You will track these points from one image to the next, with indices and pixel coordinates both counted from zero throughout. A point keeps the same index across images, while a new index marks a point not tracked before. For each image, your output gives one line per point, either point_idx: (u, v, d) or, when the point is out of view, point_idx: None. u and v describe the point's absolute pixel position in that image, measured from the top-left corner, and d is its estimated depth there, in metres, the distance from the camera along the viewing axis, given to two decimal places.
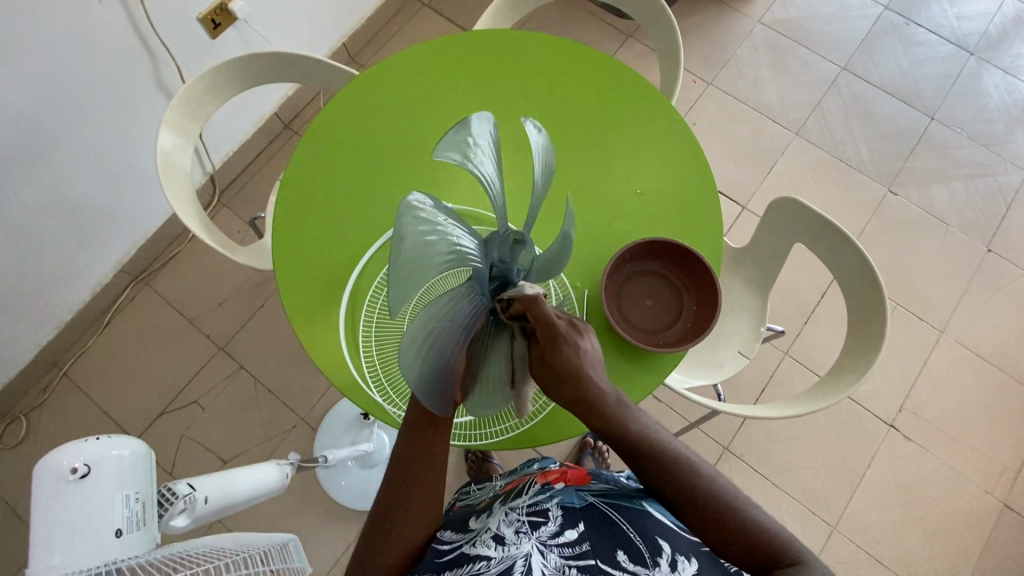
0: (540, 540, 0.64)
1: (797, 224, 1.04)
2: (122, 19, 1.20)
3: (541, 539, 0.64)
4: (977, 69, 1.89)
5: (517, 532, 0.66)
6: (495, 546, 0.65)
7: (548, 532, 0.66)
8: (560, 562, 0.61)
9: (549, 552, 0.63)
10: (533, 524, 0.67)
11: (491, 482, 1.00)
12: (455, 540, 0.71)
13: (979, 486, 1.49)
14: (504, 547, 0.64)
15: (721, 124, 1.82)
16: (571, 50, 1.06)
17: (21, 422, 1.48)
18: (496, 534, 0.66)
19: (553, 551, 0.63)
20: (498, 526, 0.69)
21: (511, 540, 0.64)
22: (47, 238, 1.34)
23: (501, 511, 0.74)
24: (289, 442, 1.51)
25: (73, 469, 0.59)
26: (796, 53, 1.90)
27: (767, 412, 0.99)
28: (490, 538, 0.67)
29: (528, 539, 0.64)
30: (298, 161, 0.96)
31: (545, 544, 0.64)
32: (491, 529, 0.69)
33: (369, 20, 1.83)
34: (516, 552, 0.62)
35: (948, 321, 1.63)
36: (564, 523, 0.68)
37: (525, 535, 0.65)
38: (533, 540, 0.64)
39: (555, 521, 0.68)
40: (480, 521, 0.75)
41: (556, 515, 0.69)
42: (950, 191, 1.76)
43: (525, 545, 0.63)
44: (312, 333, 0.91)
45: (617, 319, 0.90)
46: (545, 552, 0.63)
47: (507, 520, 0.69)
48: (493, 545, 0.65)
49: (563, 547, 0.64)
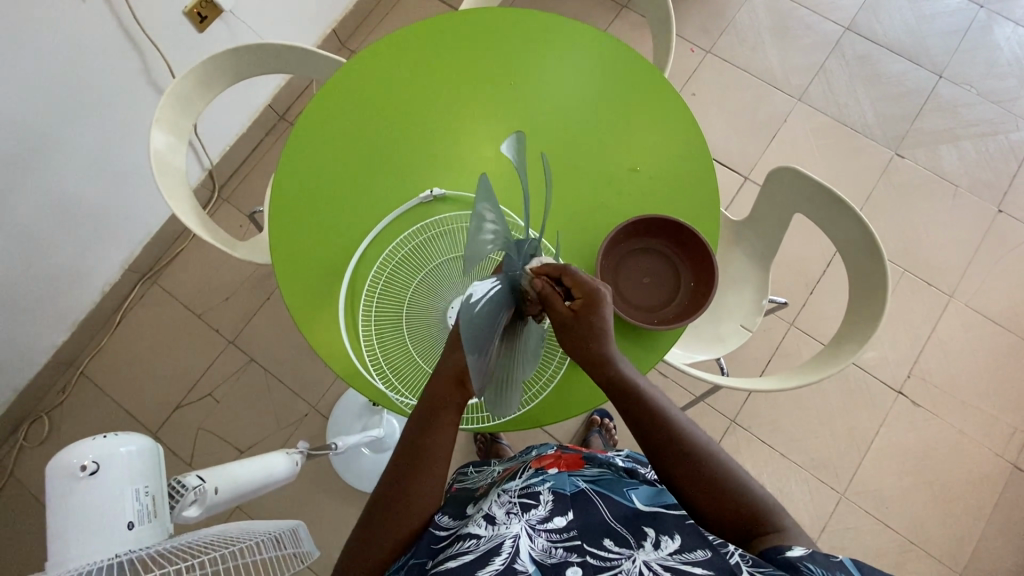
0: (530, 523, 0.67)
1: (796, 193, 1.02)
2: (106, 16, 1.20)
3: (530, 523, 0.67)
4: (987, 23, 1.82)
5: (508, 513, 0.69)
6: (486, 525, 0.67)
7: (538, 516, 0.68)
8: (547, 544, 0.63)
9: (537, 535, 0.65)
10: (523, 506, 0.70)
11: (492, 467, 0.99)
12: (450, 527, 0.72)
13: (990, 449, 1.49)
14: (494, 526, 0.66)
15: (720, 93, 1.78)
16: (561, 24, 1.04)
17: (44, 420, 1.53)
18: (488, 514, 0.69)
19: (541, 535, 0.65)
20: (490, 507, 0.71)
21: (502, 521, 0.67)
22: (52, 241, 1.36)
23: (494, 495, 0.76)
24: (302, 431, 1.54)
25: (83, 466, 0.61)
26: (798, 15, 1.84)
27: (767, 385, 0.97)
28: (482, 518, 0.69)
29: (518, 521, 0.67)
30: (286, 163, 0.96)
31: (534, 528, 0.66)
32: (483, 510, 0.72)
33: (357, 5, 1.80)
34: (504, 532, 0.65)
35: (957, 286, 1.60)
36: (554, 508, 0.70)
37: (516, 516, 0.68)
38: (522, 522, 0.67)
39: (546, 506, 0.70)
40: (475, 507, 0.77)
41: (547, 500, 0.71)
42: (959, 151, 1.71)
43: (515, 526, 0.66)
44: (313, 324, 0.92)
45: (616, 300, 0.90)
46: (533, 536, 0.65)
47: (500, 502, 0.72)
48: (483, 524, 0.67)
49: (551, 532, 0.65)
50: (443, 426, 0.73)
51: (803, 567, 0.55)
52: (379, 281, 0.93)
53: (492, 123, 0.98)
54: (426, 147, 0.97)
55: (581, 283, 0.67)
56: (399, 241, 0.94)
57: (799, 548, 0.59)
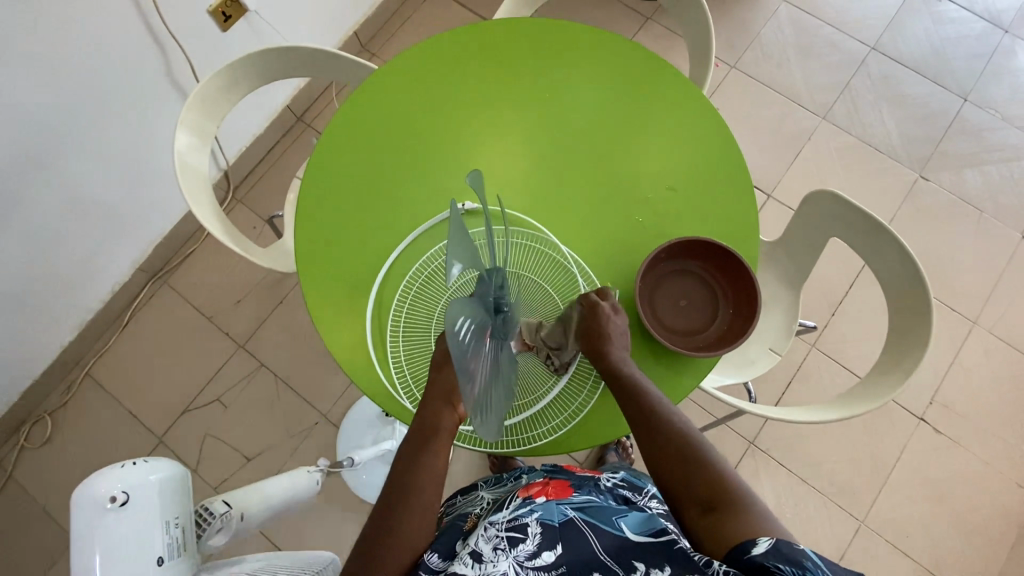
0: (518, 560, 0.66)
1: (836, 218, 1.00)
2: (131, 13, 1.17)
3: (518, 560, 0.66)
4: (1012, 47, 1.81)
5: (495, 549, 0.67)
6: (472, 563, 0.65)
7: (526, 552, 0.67)
8: None
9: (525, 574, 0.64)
10: (510, 540, 0.69)
11: (478, 492, 0.95)
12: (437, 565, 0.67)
13: (1011, 479, 1.46)
14: (480, 565, 0.65)
15: (745, 109, 1.76)
16: (591, 35, 1.01)
17: (46, 421, 1.49)
18: (474, 550, 0.67)
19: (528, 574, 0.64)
20: (475, 541, 0.69)
21: (488, 559, 0.66)
22: (65, 238, 1.32)
23: (480, 527, 0.73)
24: (310, 440, 1.50)
25: (112, 497, 0.59)
26: (823, 33, 1.83)
27: (799, 416, 0.94)
28: (468, 554, 0.67)
29: (506, 558, 0.66)
30: (311, 177, 0.94)
31: (522, 566, 0.65)
32: (468, 544, 0.69)
33: (380, 8, 1.77)
34: (493, 572, 0.64)
35: (981, 312, 1.58)
36: (542, 542, 0.69)
37: (503, 554, 0.67)
38: (510, 560, 0.66)
39: (533, 539, 0.69)
40: (460, 542, 0.73)
41: (535, 533, 0.70)
42: (984, 176, 1.70)
43: (502, 564, 0.65)
44: (338, 339, 0.89)
45: (652, 324, 0.87)
46: None
47: (486, 535, 0.70)
48: (470, 562, 0.65)
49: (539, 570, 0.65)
50: (438, 448, 0.71)
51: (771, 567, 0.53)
52: (407, 296, 0.90)
53: (522, 135, 0.96)
54: (453, 158, 0.94)
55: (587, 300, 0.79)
56: (426, 255, 0.91)
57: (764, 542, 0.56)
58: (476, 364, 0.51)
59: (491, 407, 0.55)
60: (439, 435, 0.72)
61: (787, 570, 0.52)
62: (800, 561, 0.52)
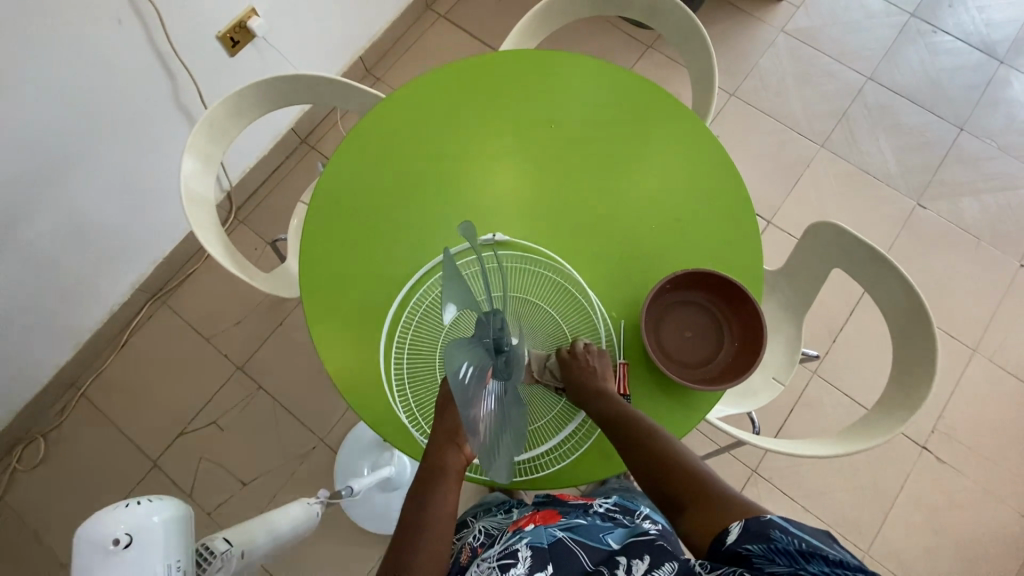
0: None
1: (838, 249, 1.01)
2: (141, 39, 1.19)
3: None
4: (1006, 78, 1.84)
5: None
6: None
7: None
8: None
9: None
10: (503, 567, 0.71)
11: (471, 526, 0.94)
12: None
13: (1015, 510, 1.45)
14: None
15: (744, 136, 1.78)
16: (592, 65, 1.03)
17: (40, 443, 1.47)
18: None
19: None
20: None
21: None
22: (66, 259, 1.32)
23: (473, 563, 0.76)
24: (308, 464, 1.48)
25: (115, 540, 0.58)
26: (821, 63, 1.86)
27: (803, 450, 0.94)
28: None
29: None
30: (316, 206, 0.94)
31: None
32: None
33: (386, 34, 1.80)
34: None
35: (981, 339, 1.59)
36: (533, 564, 0.72)
37: None
38: None
39: (525, 562, 0.72)
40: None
41: (525, 556, 0.73)
42: (981, 205, 1.72)
43: None
44: (342, 369, 0.88)
45: (657, 355, 0.87)
46: None
47: (479, 569, 0.73)
48: None
49: None
50: (447, 489, 0.71)
51: (744, 551, 0.55)
52: (410, 323, 0.88)
53: (527, 164, 0.97)
54: (458, 187, 0.95)
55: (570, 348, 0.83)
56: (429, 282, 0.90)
57: (735, 527, 0.58)
58: (480, 405, 0.52)
59: (496, 448, 0.56)
60: (446, 478, 0.71)
61: (756, 550, 0.55)
62: (767, 533, 0.55)
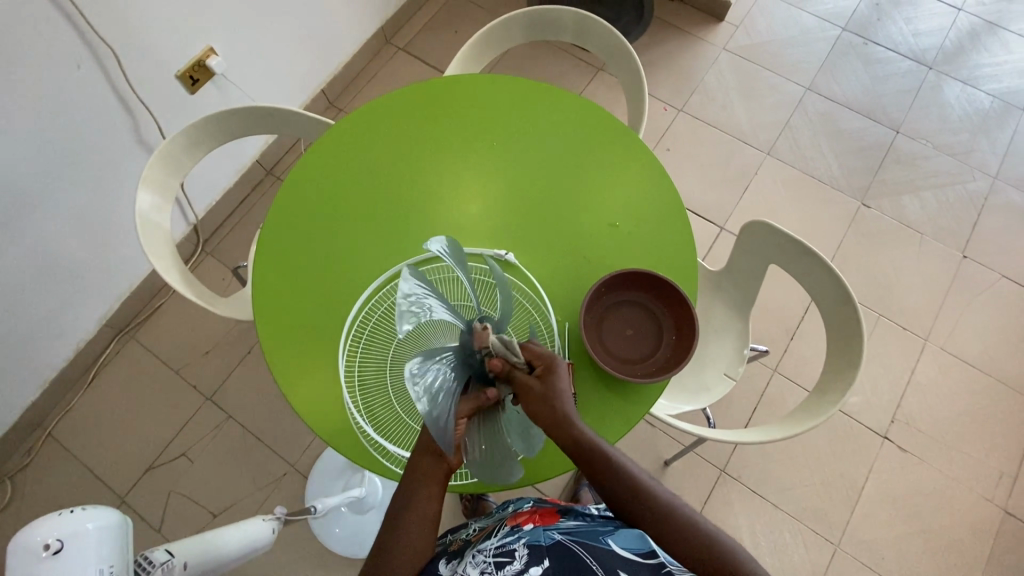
0: None
1: (770, 246, 1.06)
2: (100, 80, 1.23)
3: None
4: (936, 83, 1.96)
5: (482, 573, 0.70)
6: None
7: (513, 570, 0.70)
8: None
9: None
10: (498, 564, 0.72)
11: (467, 527, 0.98)
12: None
13: (978, 494, 1.49)
14: None
15: (693, 148, 1.87)
16: (531, 88, 1.09)
17: (6, 485, 1.45)
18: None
19: None
20: (465, 567, 0.72)
21: None
22: (28, 296, 1.33)
23: (469, 554, 0.76)
24: (279, 492, 1.47)
25: (46, 545, 0.61)
26: (762, 76, 1.97)
27: (752, 439, 0.96)
28: None
29: None
30: (270, 234, 0.97)
31: None
32: (456, 572, 0.72)
33: (347, 68, 1.88)
34: None
35: (932, 328, 1.65)
36: (529, 560, 0.71)
37: None
38: None
39: (521, 559, 0.72)
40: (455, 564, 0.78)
41: (522, 553, 0.72)
42: (922, 202, 1.80)
43: None
44: (295, 387, 0.90)
45: (599, 353, 0.91)
46: None
47: (474, 561, 0.73)
48: None
49: None
50: (429, 493, 0.72)
51: None
52: (359, 339, 0.90)
53: (472, 183, 1.02)
54: (407, 208, 0.99)
55: (540, 353, 0.74)
56: (376, 298, 0.92)
57: None
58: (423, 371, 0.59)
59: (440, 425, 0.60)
60: (428, 483, 0.72)
61: None
62: None
